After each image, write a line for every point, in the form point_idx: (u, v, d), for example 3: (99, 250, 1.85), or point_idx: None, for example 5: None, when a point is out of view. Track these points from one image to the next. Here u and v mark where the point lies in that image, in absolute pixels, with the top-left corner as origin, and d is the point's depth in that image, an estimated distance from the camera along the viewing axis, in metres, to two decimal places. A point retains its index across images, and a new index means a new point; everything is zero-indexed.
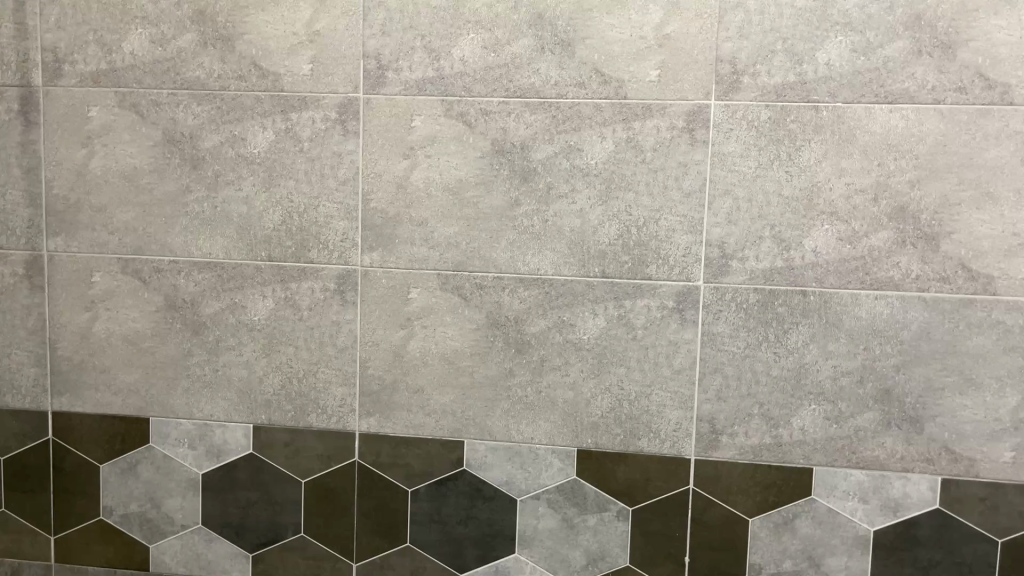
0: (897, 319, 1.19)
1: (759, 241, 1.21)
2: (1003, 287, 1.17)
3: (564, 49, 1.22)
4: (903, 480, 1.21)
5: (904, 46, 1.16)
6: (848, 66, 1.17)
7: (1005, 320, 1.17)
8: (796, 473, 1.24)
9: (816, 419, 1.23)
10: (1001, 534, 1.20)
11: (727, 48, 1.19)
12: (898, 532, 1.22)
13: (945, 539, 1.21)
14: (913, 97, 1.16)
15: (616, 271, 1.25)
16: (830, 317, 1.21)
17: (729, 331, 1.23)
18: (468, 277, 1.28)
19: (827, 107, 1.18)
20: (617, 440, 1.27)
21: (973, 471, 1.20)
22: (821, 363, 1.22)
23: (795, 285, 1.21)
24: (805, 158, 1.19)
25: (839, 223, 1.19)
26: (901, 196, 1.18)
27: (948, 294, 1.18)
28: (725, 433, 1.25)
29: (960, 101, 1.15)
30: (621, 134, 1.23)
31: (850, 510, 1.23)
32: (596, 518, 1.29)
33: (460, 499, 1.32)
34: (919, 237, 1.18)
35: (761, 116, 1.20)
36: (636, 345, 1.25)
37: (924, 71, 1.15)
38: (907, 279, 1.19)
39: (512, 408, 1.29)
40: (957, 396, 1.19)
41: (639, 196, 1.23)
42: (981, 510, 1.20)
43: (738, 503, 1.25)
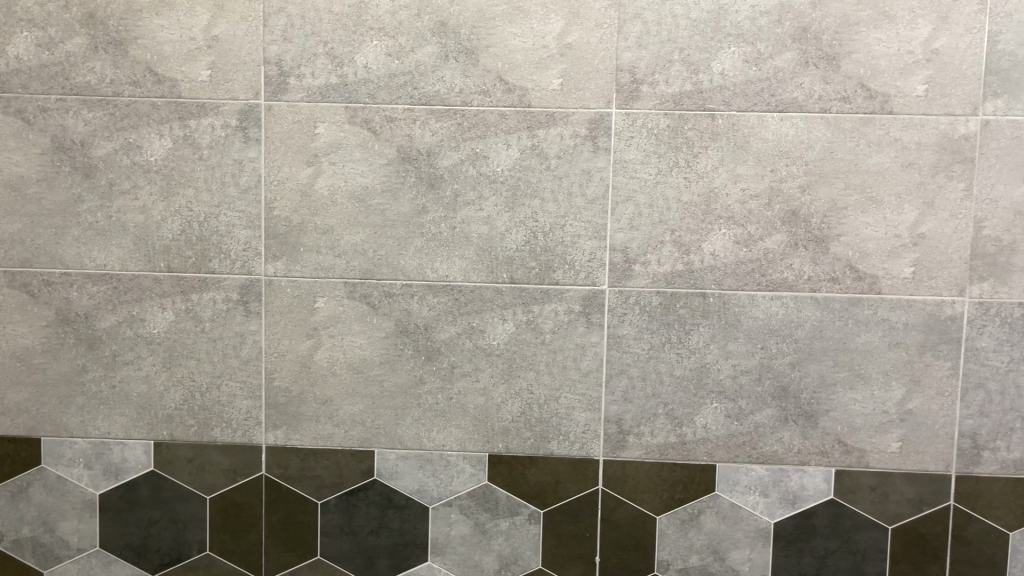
0: (792, 319, 1.25)
1: (661, 245, 1.25)
2: (888, 286, 1.23)
3: (468, 56, 1.23)
4: (800, 473, 1.27)
5: (792, 57, 1.21)
6: (741, 76, 1.22)
7: (890, 317, 1.24)
8: (700, 469, 1.28)
9: (718, 416, 1.27)
10: (891, 521, 1.26)
11: (626, 58, 1.22)
12: (796, 523, 1.27)
13: (839, 527, 1.27)
14: (801, 106, 1.22)
15: (523, 277, 1.26)
16: (729, 317, 1.25)
17: (634, 333, 1.26)
18: (375, 285, 1.27)
19: (721, 115, 1.22)
20: (528, 444, 1.28)
21: (865, 462, 1.26)
22: (721, 362, 1.26)
23: (696, 287, 1.25)
24: (703, 165, 1.23)
25: (735, 227, 1.24)
26: (793, 201, 1.23)
27: (837, 293, 1.24)
28: (632, 433, 1.28)
29: (844, 109, 1.21)
30: (525, 141, 1.24)
31: (751, 504, 1.27)
32: (508, 522, 1.29)
33: (371, 509, 1.30)
34: (810, 239, 1.23)
35: (661, 124, 1.23)
36: (545, 350, 1.27)
37: (811, 81, 1.21)
38: (800, 280, 1.24)
39: (423, 416, 1.29)
40: (848, 391, 1.25)
41: (545, 203, 1.25)
42: (872, 499, 1.26)
43: (646, 501, 1.28)
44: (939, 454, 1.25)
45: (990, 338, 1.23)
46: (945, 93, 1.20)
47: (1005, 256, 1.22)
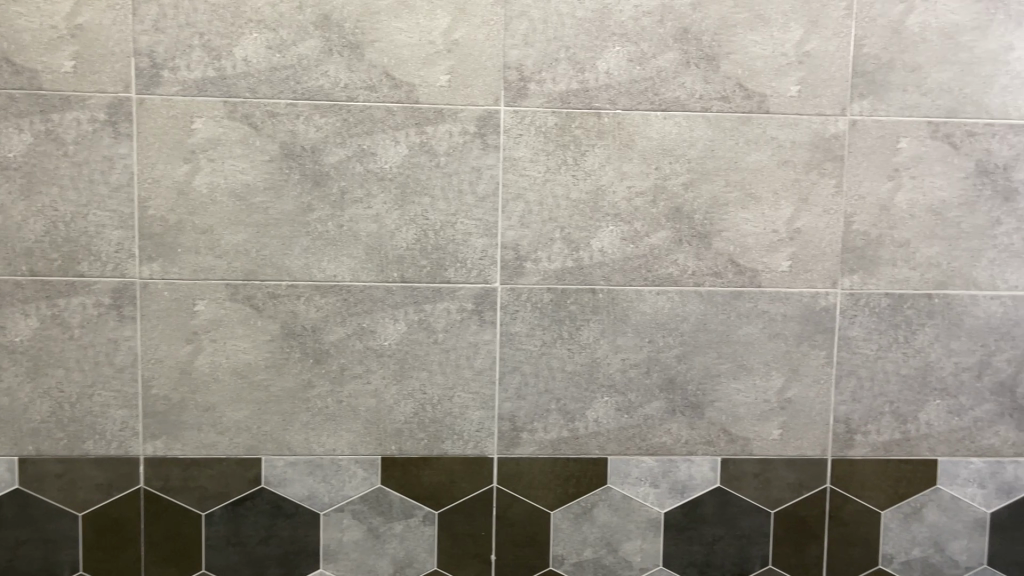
0: (678, 312, 1.28)
1: (551, 242, 1.25)
2: (767, 279, 1.28)
3: (353, 51, 1.20)
4: (688, 463, 1.30)
5: (674, 57, 1.24)
6: (626, 75, 1.24)
7: (769, 309, 1.28)
8: (592, 463, 1.29)
9: (609, 410, 1.29)
10: (773, 506, 1.31)
11: (513, 56, 1.22)
12: (685, 512, 1.31)
13: (726, 514, 1.31)
14: (684, 105, 1.25)
15: (414, 276, 1.24)
16: (618, 312, 1.27)
17: (526, 330, 1.27)
18: (259, 287, 1.23)
19: (607, 114, 1.24)
20: (421, 445, 1.27)
21: (748, 450, 1.30)
22: (611, 357, 1.28)
23: (585, 283, 1.26)
24: (590, 162, 1.25)
25: (623, 223, 1.26)
26: (676, 198, 1.26)
27: (720, 287, 1.28)
28: (525, 430, 1.28)
29: (724, 109, 1.25)
30: (413, 138, 1.22)
31: (642, 495, 1.30)
32: (402, 525, 1.28)
33: (260, 518, 1.26)
34: (694, 235, 1.27)
35: (548, 121, 1.24)
36: (437, 349, 1.26)
37: (692, 81, 1.24)
38: (685, 275, 1.27)
39: (312, 420, 1.25)
40: (731, 381, 1.29)
41: (435, 200, 1.24)
42: (756, 485, 1.31)
43: (540, 497, 1.29)
44: (816, 439, 1.31)
45: (861, 327, 1.30)
46: (816, 93, 1.26)
47: (873, 249, 1.29)
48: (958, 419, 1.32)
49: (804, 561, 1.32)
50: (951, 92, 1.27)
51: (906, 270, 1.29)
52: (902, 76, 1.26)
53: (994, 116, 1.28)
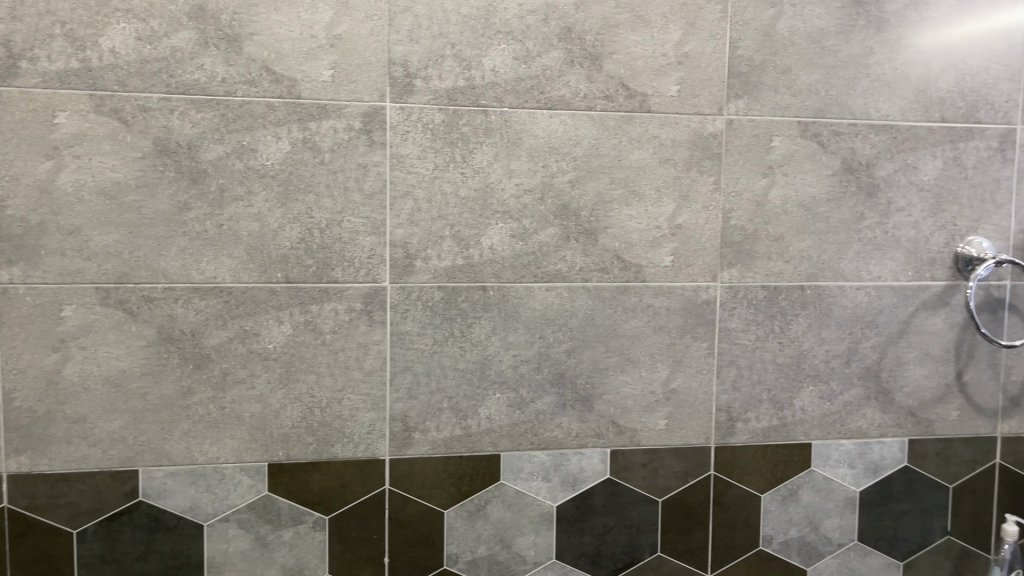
0: (567, 308, 1.29)
1: (440, 240, 1.25)
2: (651, 274, 1.31)
3: (230, 44, 1.16)
4: (579, 456, 1.32)
5: (559, 56, 1.25)
6: (512, 73, 1.24)
7: (654, 303, 1.32)
8: (485, 460, 1.29)
9: (501, 407, 1.29)
10: (661, 494, 1.35)
11: (399, 51, 1.21)
12: (576, 504, 1.33)
13: (616, 504, 1.34)
14: (569, 104, 1.26)
15: (299, 276, 1.21)
16: (508, 309, 1.28)
17: (416, 329, 1.25)
18: (133, 290, 1.17)
19: (494, 111, 1.24)
20: (310, 449, 1.24)
21: (637, 441, 1.34)
22: (502, 354, 1.28)
23: (475, 280, 1.26)
24: (478, 160, 1.24)
25: (511, 221, 1.26)
26: (563, 195, 1.27)
27: (607, 282, 1.30)
28: (417, 430, 1.27)
29: (608, 108, 1.27)
30: (296, 135, 1.19)
31: (535, 489, 1.31)
32: (292, 532, 1.24)
33: (138, 533, 1.20)
34: (581, 232, 1.29)
35: (435, 119, 1.23)
36: (325, 350, 1.23)
37: (576, 80, 1.26)
38: (574, 271, 1.29)
39: (193, 428, 1.20)
40: (619, 374, 1.32)
41: (320, 198, 1.21)
42: (644, 474, 1.34)
43: (433, 497, 1.28)
44: (700, 428, 1.35)
45: (740, 319, 1.35)
46: (695, 94, 1.30)
47: (750, 244, 1.34)
48: (830, 404, 1.39)
49: (691, 546, 1.37)
50: (818, 93, 1.34)
51: (780, 263, 1.35)
52: (774, 78, 1.32)
53: (857, 116, 1.35)
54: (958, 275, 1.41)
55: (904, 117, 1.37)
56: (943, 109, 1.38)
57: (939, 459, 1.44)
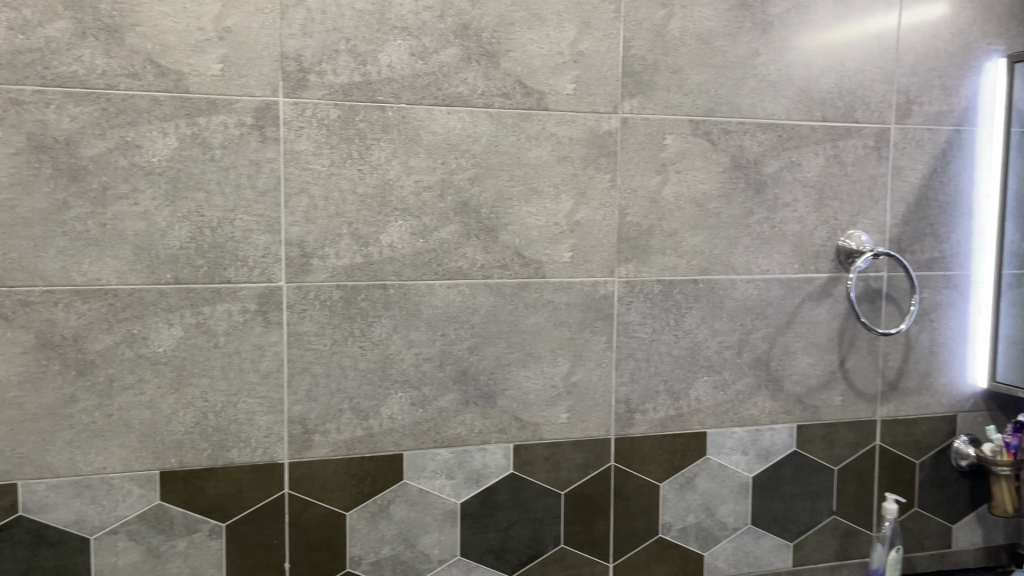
0: (468, 305, 1.29)
1: (338, 239, 1.23)
2: (551, 270, 1.33)
3: (111, 35, 1.11)
4: (482, 452, 1.32)
5: (455, 53, 1.25)
6: (408, 69, 1.23)
7: (555, 299, 1.34)
8: (387, 460, 1.28)
9: (403, 406, 1.28)
10: (563, 487, 1.37)
11: (292, 46, 1.18)
12: (480, 500, 1.33)
13: (519, 499, 1.35)
14: (466, 101, 1.26)
15: (190, 277, 1.17)
16: (409, 307, 1.27)
17: (315, 329, 1.23)
18: (7, 294, 1.10)
19: (391, 107, 1.23)
20: (204, 455, 1.20)
21: (539, 435, 1.35)
22: (404, 352, 1.27)
23: (374, 278, 1.25)
24: (375, 157, 1.23)
25: (411, 218, 1.26)
26: (463, 192, 1.27)
27: (507, 279, 1.31)
28: (317, 432, 1.25)
29: (505, 105, 1.28)
30: (184, 130, 1.15)
31: (438, 487, 1.31)
32: (186, 541, 1.20)
33: (19, 550, 1.14)
34: (481, 229, 1.29)
35: (330, 115, 1.21)
36: (219, 353, 1.19)
37: (474, 77, 1.26)
38: (474, 268, 1.29)
39: (77, 437, 1.15)
40: (521, 369, 1.33)
41: (210, 196, 1.17)
42: (546, 468, 1.36)
43: (335, 499, 1.26)
44: (600, 420, 1.38)
45: (637, 313, 1.38)
46: (591, 92, 1.32)
47: (646, 239, 1.37)
48: (723, 393, 1.44)
49: (593, 536, 1.39)
50: (708, 93, 1.38)
51: (675, 258, 1.39)
52: (666, 77, 1.35)
53: (744, 115, 1.40)
54: (840, 267, 1.49)
55: (788, 116, 1.43)
56: (824, 109, 1.45)
57: (825, 443, 1.51)
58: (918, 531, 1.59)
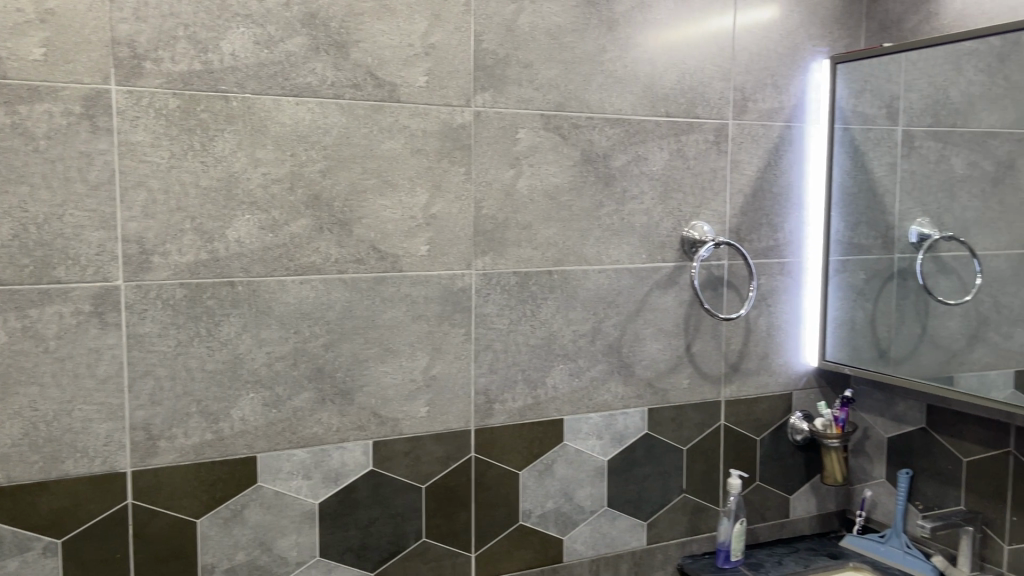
0: (322, 301, 1.27)
1: (180, 234, 1.17)
2: (407, 263, 1.32)
3: None
4: (340, 450, 1.30)
5: (303, 42, 1.22)
6: (253, 58, 1.19)
7: (412, 293, 1.33)
8: (240, 463, 1.23)
9: (256, 406, 1.24)
10: (424, 481, 1.36)
11: (124, 30, 1.11)
12: (339, 499, 1.30)
13: (379, 495, 1.33)
14: (315, 92, 1.23)
15: (14, 277, 1.09)
16: (259, 305, 1.23)
17: (157, 330, 1.17)
18: None
19: (235, 97, 1.18)
20: (35, 468, 1.12)
21: (398, 430, 1.34)
22: (255, 351, 1.23)
23: (221, 276, 1.20)
24: (219, 149, 1.18)
25: (259, 212, 1.21)
26: (314, 185, 1.24)
27: (362, 273, 1.29)
28: (163, 438, 1.19)
29: (356, 96, 1.26)
30: (2, 119, 1.06)
31: (295, 488, 1.27)
32: (17, 561, 1.12)
33: None
34: (334, 223, 1.26)
35: (169, 104, 1.15)
36: (49, 358, 1.12)
37: (323, 68, 1.23)
38: (328, 263, 1.26)
39: None
40: (379, 364, 1.31)
41: (35, 190, 1.09)
42: (407, 463, 1.35)
43: (184, 507, 1.20)
44: (460, 412, 1.38)
45: (494, 304, 1.39)
46: (443, 85, 1.32)
47: (501, 232, 1.39)
48: (579, 380, 1.48)
49: (455, 528, 1.40)
50: (558, 87, 1.41)
51: (529, 250, 1.41)
52: (517, 72, 1.37)
53: (593, 110, 1.44)
54: (685, 256, 1.56)
55: (635, 111, 1.48)
56: (667, 105, 1.51)
57: (674, 425, 1.58)
58: (760, 503, 1.69)
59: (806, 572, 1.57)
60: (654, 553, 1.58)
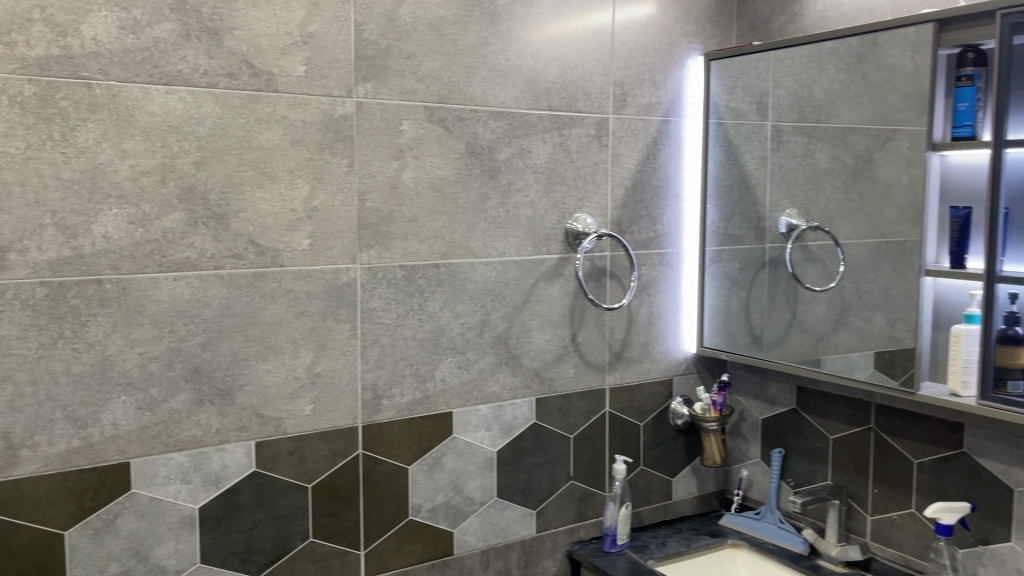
0: (198, 298, 1.22)
1: (40, 230, 1.10)
2: (288, 258, 1.28)
3: None
4: (221, 452, 1.25)
5: (172, 28, 1.16)
6: (117, 43, 1.13)
7: (293, 288, 1.29)
8: (112, 470, 1.17)
9: (128, 410, 1.18)
10: (310, 480, 1.33)
11: None
12: (220, 503, 1.26)
13: (263, 497, 1.29)
14: (187, 80, 1.18)
15: None
16: (129, 304, 1.17)
17: (16, 332, 1.10)
18: None
19: (99, 85, 1.12)
20: None
21: (282, 429, 1.30)
22: (126, 352, 1.17)
23: (87, 273, 1.14)
24: (82, 139, 1.11)
25: (127, 206, 1.15)
26: (187, 177, 1.19)
27: (241, 269, 1.25)
28: (24, 447, 1.11)
29: (231, 85, 1.21)
30: None
31: (172, 494, 1.22)
32: None
33: None
34: (209, 217, 1.21)
35: (24, 91, 1.07)
36: None
37: (194, 55, 1.18)
38: (204, 258, 1.22)
39: None
40: (260, 362, 1.28)
41: None
42: (292, 462, 1.32)
43: (49, 518, 1.13)
44: (347, 409, 1.36)
45: (380, 299, 1.38)
46: (323, 75, 1.29)
47: (386, 225, 1.37)
48: (467, 373, 1.48)
49: (343, 526, 1.37)
50: (441, 79, 1.40)
51: (415, 243, 1.40)
52: (399, 63, 1.35)
53: (477, 103, 1.44)
54: (569, 247, 1.58)
55: (518, 105, 1.49)
56: (550, 98, 1.53)
57: (561, 414, 1.61)
58: (645, 487, 1.74)
59: (689, 551, 1.63)
60: (543, 541, 1.60)
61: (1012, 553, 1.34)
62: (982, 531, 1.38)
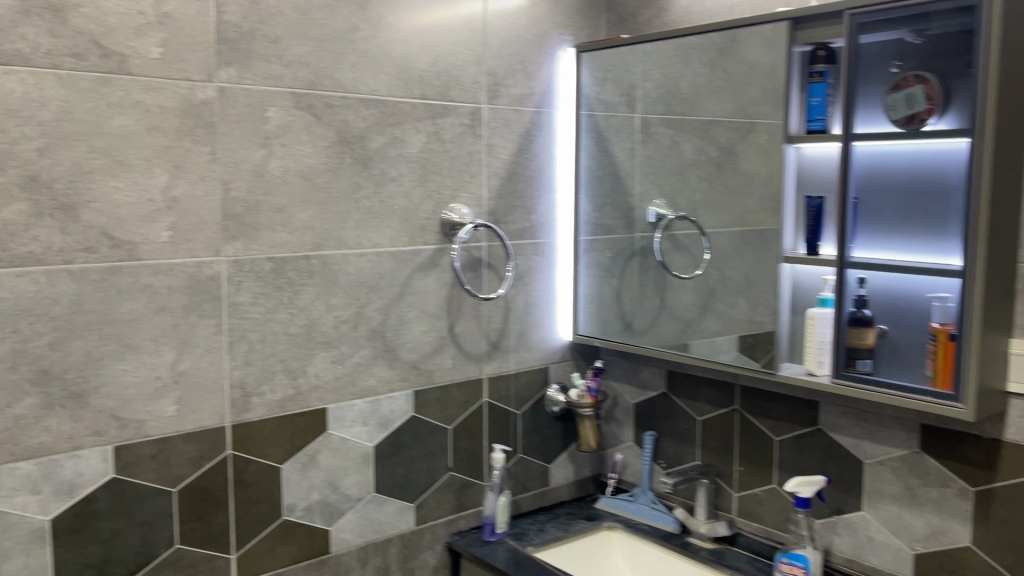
0: (45, 295, 1.13)
1: None
2: (146, 251, 1.21)
3: None
4: (74, 459, 1.17)
5: (8, 2, 1.07)
6: None
7: (153, 283, 1.22)
8: None
9: None
10: (175, 484, 1.27)
11: None
12: (75, 513, 1.18)
13: (123, 504, 1.22)
14: (27, 60, 1.09)
15: None
16: None
17: None
18: None
19: None
20: None
21: (143, 432, 1.23)
22: None
23: None
24: None
25: None
26: (30, 164, 1.10)
27: (93, 263, 1.17)
28: None
29: (78, 67, 1.13)
30: None
31: (20, 506, 1.13)
32: None
33: None
34: (56, 207, 1.13)
35: None
36: None
37: (35, 33, 1.09)
38: (50, 252, 1.13)
39: None
40: (117, 362, 1.20)
41: None
42: (155, 467, 1.25)
43: None
44: (213, 408, 1.30)
45: (247, 293, 1.32)
46: (181, 58, 1.22)
47: (252, 215, 1.31)
48: (341, 367, 1.45)
49: (212, 530, 1.31)
50: (308, 65, 1.36)
51: (284, 234, 1.35)
52: (264, 47, 1.30)
53: (347, 90, 1.40)
54: (445, 238, 1.57)
55: (390, 93, 1.46)
56: (422, 87, 1.51)
57: (439, 406, 1.60)
58: (522, 474, 1.75)
59: (566, 536, 1.65)
60: (422, 533, 1.59)
61: (863, 521, 1.44)
62: (836, 502, 1.47)
